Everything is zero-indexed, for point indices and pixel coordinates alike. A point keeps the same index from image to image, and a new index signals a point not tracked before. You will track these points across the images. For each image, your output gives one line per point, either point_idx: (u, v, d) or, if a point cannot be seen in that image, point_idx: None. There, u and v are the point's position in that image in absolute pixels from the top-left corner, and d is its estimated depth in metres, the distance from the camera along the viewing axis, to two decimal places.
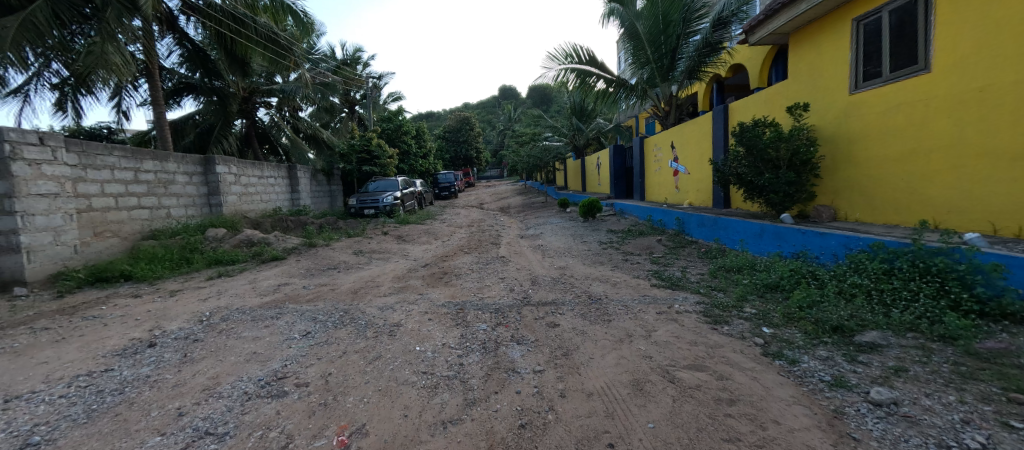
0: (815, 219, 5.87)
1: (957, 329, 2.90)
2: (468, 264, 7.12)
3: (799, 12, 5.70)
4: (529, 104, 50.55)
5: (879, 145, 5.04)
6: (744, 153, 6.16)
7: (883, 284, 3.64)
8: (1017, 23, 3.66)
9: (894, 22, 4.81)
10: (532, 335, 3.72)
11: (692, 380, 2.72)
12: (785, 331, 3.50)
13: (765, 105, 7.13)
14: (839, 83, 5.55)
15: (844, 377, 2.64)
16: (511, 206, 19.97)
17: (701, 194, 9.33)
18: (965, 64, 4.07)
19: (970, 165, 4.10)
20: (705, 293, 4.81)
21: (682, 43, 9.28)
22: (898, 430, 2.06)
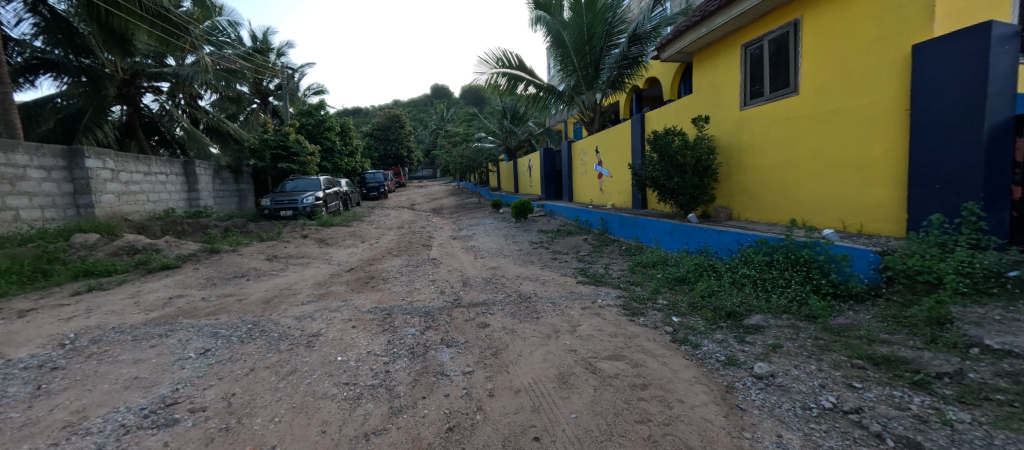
0: (715, 218, 6.62)
1: (818, 309, 3.48)
2: (397, 268, 6.86)
3: (699, 36, 6.39)
4: (461, 104, 50.17)
5: (763, 155, 5.84)
6: (657, 158, 6.74)
7: (766, 273, 4.24)
8: (858, 57, 4.49)
9: (773, 50, 5.63)
10: (462, 336, 3.70)
11: (611, 369, 2.92)
12: (690, 319, 3.91)
13: (674, 116, 7.87)
14: (732, 99, 6.33)
15: (735, 356, 3.03)
16: (444, 206, 19.65)
17: (622, 195, 10.02)
18: (823, 89, 4.90)
19: (827, 173, 4.90)
20: (625, 287, 5.19)
21: (604, 54, 9.87)
22: (774, 398, 2.42)
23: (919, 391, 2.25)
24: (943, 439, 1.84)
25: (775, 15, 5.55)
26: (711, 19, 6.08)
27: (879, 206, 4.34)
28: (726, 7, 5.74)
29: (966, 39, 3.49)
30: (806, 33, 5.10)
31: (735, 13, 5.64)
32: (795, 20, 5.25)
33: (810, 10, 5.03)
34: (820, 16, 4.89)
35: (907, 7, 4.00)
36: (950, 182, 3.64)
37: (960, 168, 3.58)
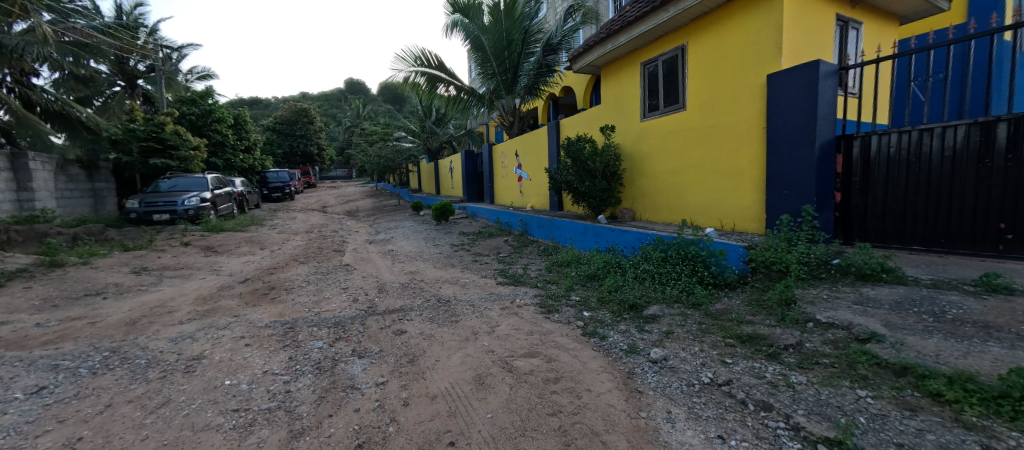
0: (622, 219, 7.23)
1: (702, 297, 4.00)
2: (303, 276, 6.28)
3: (606, 51, 6.91)
4: (378, 101, 47.67)
5: (660, 163, 6.50)
6: (571, 163, 7.16)
7: (662, 268, 4.76)
8: (730, 81, 5.26)
9: (666, 70, 6.32)
10: (376, 346, 3.53)
11: (527, 366, 3.03)
12: (599, 313, 4.22)
13: (585, 124, 8.41)
14: (634, 112, 6.96)
15: (636, 344, 3.34)
16: (360, 208, 18.51)
17: (540, 198, 10.43)
18: (705, 107, 5.63)
19: (709, 180, 5.63)
20: (542, 286, 5.41)
21: (521, 62, 10.14)
22: (665, 379, 2.72)
23: (772, 362, 2.71)
24: (787, 398, 2.23)
25: (667, 39, 6.23)
26: (615, 37, 6.62)
27: (747, 208, 5.12)
28: (627, 28, 6.30)
29: (805, 72, 4.29)
30: (692, 57, 5.82)
31: (635, 33, 6.21)
32: (683, 44, 5.96)
33: (694, 37, 5.75)
34: (702, 44, 5.63)
35: (764, 42, 4.80)
36: (795, 188, 4.44)
37: (802, 177, 4.37)
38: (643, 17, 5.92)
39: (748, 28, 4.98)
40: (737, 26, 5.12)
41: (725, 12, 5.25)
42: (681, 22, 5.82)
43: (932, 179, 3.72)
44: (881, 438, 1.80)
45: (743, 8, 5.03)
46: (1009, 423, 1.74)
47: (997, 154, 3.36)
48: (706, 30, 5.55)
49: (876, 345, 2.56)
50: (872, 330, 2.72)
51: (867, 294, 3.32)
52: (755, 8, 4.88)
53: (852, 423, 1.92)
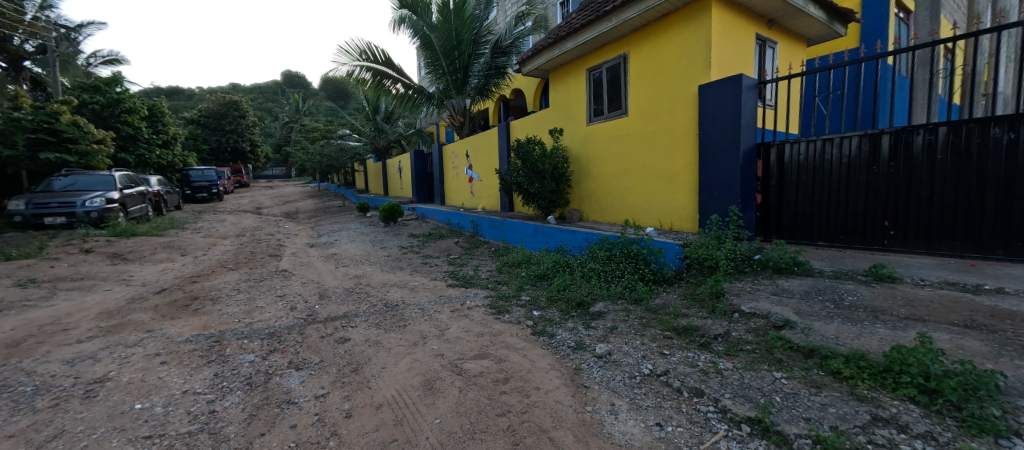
0: (570, 219, 7.42)
1: (643, 293, 4.22)
2: (233, 284, 5.76)
3: (553, 56, 7.05)
4: (319, 96, 45.09)
5: (605, 165, 6.78)
6: (521, 165, 7.26)
7: (607, 266, 4.96)
8: (667, 90, 5.60)
9: (610, 77, 6.60)
10: (316, 356, 3.33)
11: (477, 368, 3.01)
12: (548, 311, 4.30)
13: (534, 126, 8.55)
14: (581, 116, 7.18)
15: (583, 341, 3.45)
16: (299, 210, 17.40)
17: (491, 199, 10.44)
18: (645, 113, 5.96)
19: (650, 182, 5.96)
20: (492, 287, 5.42)
21: (472, 63, 10.11)
22: (610, 372, 2.84)
23: (704, 351, 2.92)
24: (716, 384, 2.42)
25: (610, 47, 6.50)
26: (562, 42, 6.78)
27: (682, 209, 5.49)
28: (574, 34, 6.49)
29: (732, 84, 4.69)
30: (633, 65, 6.12)
31: (580, 40, 6.41)
32: (624, 53, 6.25)
33: (634, 47, 6.06)
34: (642, 53, 5.95)
35: (696, 56, 5.19)
36: (724, 190, 4.83)
37: (729, 180, 4.76)
38: (588, 25, 6.13)
39: (682, 41, 5.34)
40: (673, 39, 5.47)
41: (662, 25, 5.60)
42: (624, 32, 6.11)
43: (832, 182, 4.22)
44: (792, 413, 2.01)
45: (678, 22, 5.39)
46: (892, 393, 2.01)
47: (881, 161, 3.87)
48: (645, 41, 5.87)
49: (789, 331, 2.85)
50: (787, 318, 3.03)
51: (782, 286, 3.70)
52: (689, 23, 5.24)
53: (769, 402, 2.12)
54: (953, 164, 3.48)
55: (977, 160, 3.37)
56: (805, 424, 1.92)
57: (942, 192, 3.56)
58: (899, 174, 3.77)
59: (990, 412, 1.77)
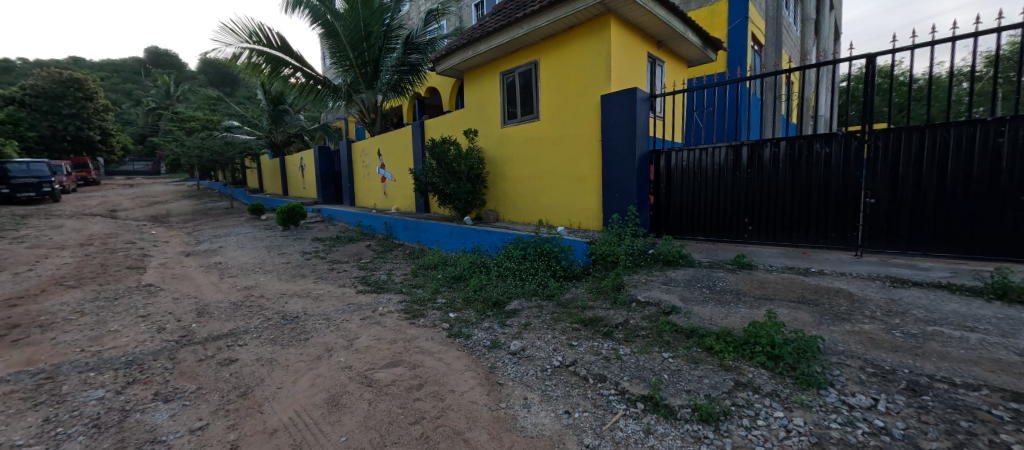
0: (486, 220, 7.44)
1: (554, 289, 4.43)
2: (74, 305, 4.69)
3: (467, 57, 7.01)
4: (198, 80, 39.00)
5: (518, 167, 6.97)
6: (436, 165, 7.16)
7: (521, 264, 5.11)
8: (574, 98, 5.97)
9: (522, 82, 6.81)
10: (194, 383, 2.88)
11: (388, 377, 2.87)
12: (464, 313, 4.29)
13: (449, 126, 8.45)
14: (494, 118, 7.28)
15: (498, 339, 3.50)
16: (173, 212, 14.88)
17: (405, 200, 10.06)
18: (554, 118, 6.28)
19: (559, 184, 6.29)
20: (407, 291, 5.22)
21: (382, 57, 9.66)
22: (523, 368, 2.93)
23: (607, 339, 3.17)
24: (617, 368, 2.65)
25: (522, 53, 6.70)
26: (476, 44, 6.78)
27: (589, 208, 5.90)
28: (487, 37, 6.54)
29: (629, 96, 5.17)
30: (543, 72, 6.38)
31: (494, 43, 6.47)
32: (535, 60, 6.49)
33: (544, 55, 6.34)
34: (550, 62, 6.25)
35: (598, 67, 5.62)
36: (623, 192, 5.31)
37: (627, 182, 5.25)
38: (501, 29, 6.23)
39: (586, 53, 5.73)
40: (579, 51, 5.84)
41: (568, 36, 5.96)
42: (534, 39, 6.33)
43: (706, 185, 4.89)
44: (676, 388, 2.29)
45: (583, 35, 5.77)
46: (750, 361, 2.40)
47: (742, 168, 4.60)
48: (554, 50, 6.17)
49: (675, 316, 3.24)
50: (673, 305, 3.42)
51: (670, 276, 4.18)
52: (592, 37, 5.64)
53: (659, 380, 2.38)
54: (790, 170, 4.27)
55: (805, 167, 4.17)
56: (687, 395, 2.20)
57: (783, 193, 4.34)
58: (755, 179, 4.52)
59: (815, 369, 2.21)
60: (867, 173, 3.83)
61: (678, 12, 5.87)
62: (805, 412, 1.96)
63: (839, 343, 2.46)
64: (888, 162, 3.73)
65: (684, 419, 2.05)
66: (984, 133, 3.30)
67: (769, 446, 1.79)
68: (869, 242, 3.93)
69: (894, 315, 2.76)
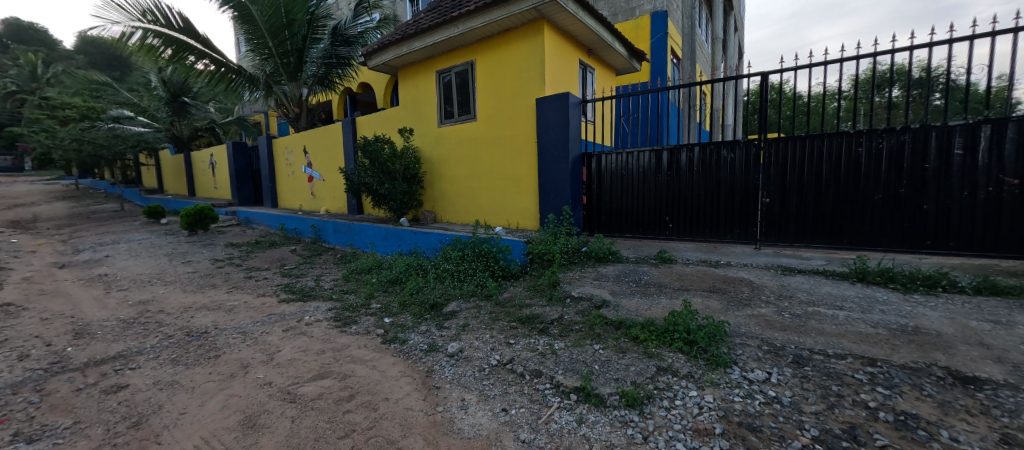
0: (423, 221, 7.26)
1: (493, 289, 4.45)
2: None
3: (401, 53, 6.74)
4: (74, 60, 33.24)
5: (455, 167, 6.90)
6: (369, 164, 6.85)
7: (460, 266, 5.07)
8: (510, 100, 6.04)
9: (458, 81, 6.74)
10: (70, 417, 2.45)
11: (314, 391, 2.68)
12: (400, 317, 4.15)
13: (382, 124, 8.11)
14: (431, 117, 7.13)
15: (435, 342, 3.44)
16: (43, 216, 12.57)
17: (335, 200, 9.48)
18: (491, 119, 6.31)
19: (497, 185, 6.34)
20: (337, 297, 4.92)
21: (307, 48, 9.01)
22: (460, 369, 2.90)
23: (543, 335, 3.26)
24: (552, 362, 2.74)
25: (459, 53, 6.63)
26: (410, 41, 6.56)
27: (526, 209, 6.02)
28: (422, 34, 6.36)
29: (562, 100, 5.37)
30: (480, 73, 6.38)
31: (429, 41, 6.32)
32: (472, 60, 6.47)
33: (480, 56, 6.33)
34: (486, 63, 6.27)
35: (533, 71, 5.75)
36: (558, 193, 5.51)
37: (561, 183, 5.45)
38: (436, 27, 6.10)
39: (522, 56, 5.83)
40: (514, 54, 5.92)
41: (504, 38, 6.01)
42: (470, 39, 6.29)
43: (633, 186, 5.24)
44: (606, 377, 2.42)
45: (518, 38, 5.87)
46: (670, 347, 2.62)
47: (662, 171, 4.98)
48: (491, 52, 6.19)
49: (606, 309, 3.42)
50: (604, 299, 3.62)
51: (602, 272, 4.41)
52: (527, 41, 5.77)
53: (590, 371, 2.50)
54: (703, 173, 4.72)
55: (715, 170, 4.64)
56: (615, 384, 2.34)
57: (697, 194, 4.79)
58: (674, 181, 4.92)
59: (723, 351, 2.47)
60: (763, 175, 4.36)
61: (606, 23, 6.22)
62: (714, 389, 2.18)
63: (741, 326, 2.77)
64: (779, 166, 4.28)
65: (612, 406, 2.17)
66: (848, 142, 3.89)
67: (685, 422, 1.97)
68: (766, 237, 4.47)
69: (784, 298, 3.18)
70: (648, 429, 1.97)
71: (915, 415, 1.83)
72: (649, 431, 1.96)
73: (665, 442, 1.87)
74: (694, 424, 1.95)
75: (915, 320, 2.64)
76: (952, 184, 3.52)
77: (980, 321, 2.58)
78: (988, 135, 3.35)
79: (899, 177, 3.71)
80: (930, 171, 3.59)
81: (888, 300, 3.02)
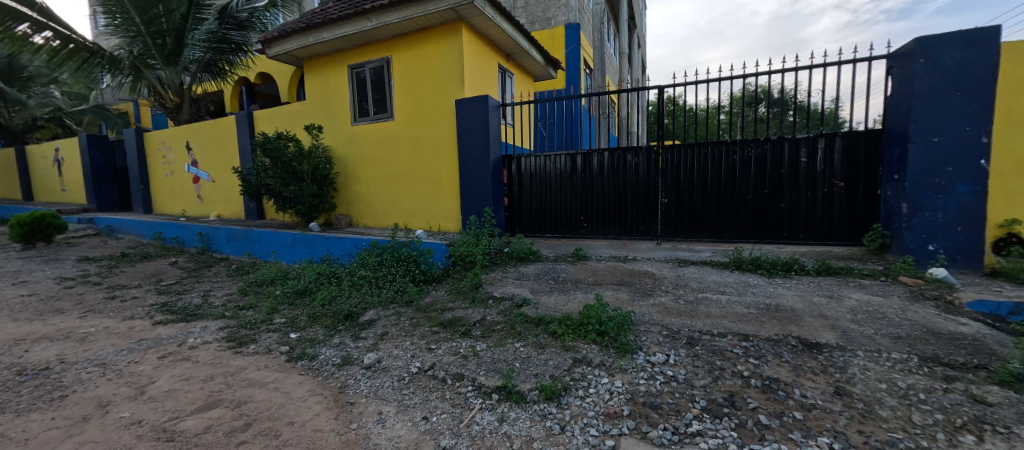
0: (337, 226, 6.76)
1: (414, 294, 4.30)
2: None
3: (306, 43, 6.16)
4: None
5: (370, 168, 6.54)
6: (270, 164, 6.19)
7: (378, 272, 4.82)
8: (429, 100, 5.91)
9: (373, 78, 6.41)
10: None
11: (200, 424, 2.32)
12: (309, 331, 3.80)
13: (285, 119, 7.37)
14: (342, 114, 6.67)
15: (350, 354, 3.22)
16: None
17: (228, 204, 8.39)
18: (409, 119, 6.12)
19: (417, 187, 6.15)
20: (232, 315, 4.34)
21: (189, 29, 7.80)
22: (378, 382, 2.75)
23: (465, 338, 3.23)
24: (474, 364, 2.73)
25: (373, 48, 6.29)
26: (317, 31, 6.02)
27: (448, 211, 5.94)
28: (330, 25, 5.87)
29: (482, 103, 5.40)
30: (396, 71, 6.13)
31: (339, 33, 5.87)
32: (388, 56, 6.18)
33: (396, 53, 6.09)
34: (403, 61, 6.06)
35: (452, 72, 5.70)
36: (480, 194, 5.55)
37: (483, 185, 5.50)
38: (346, 19, 5.71)
39: (441, 57, 5.75)
40: (433, 53, 5.81)
41: (421, 37, 5.86)
42: (385, 35, 6.02)
43: (550, 188, 5.47)
44: (526, 373, 2.49)
45: (436, 38, 5.76)
46: (586, 339, 2.78)
47: (576, 174, 5.28)
48: (408, 49, 5.99)
49: (527, 307, 3.51)
50: (525, 297, 3.71)
51: (522, 271, 4.52)
52: (445, 41, 5.69)
53: (511, 369, 2.55)
54: (611, 176, 5.09)
55: (622, 173, 5.04)
56: (535, 379, 2.42)
57: (607, 195, 5.16)
58: (587, 184, 5.24)
59: (630, 338, 2.70)
60: (661, 178, 4.85)
61: (522, 29, 6.40)
62: (623, 374, 2.36)
63: (645, 314, 3.05)
64: (674, 170, 4.78)
65: (532, 401, 2.24)
66: (726, 150, 4.50)
67: (598, 408, 2.10)
68: (665, 233, 4.97)
69: (680, 287, 3.58)
70: (565, 419, 2.06)
71: (776, 379, 2.19)
72: (566, 421, 2.05)
73: (580, 429, 1.97)
74: (606, 409, 2.09)
75: (776, 299, 3.15)
76: (801, 187, 4.26)
77: (820, 296, 3.17)
78: (823, 147, 4.13)
79: (764, 180, 4.40)
80: (786, 175, 4.30)
81: (758, 284, 3.57)
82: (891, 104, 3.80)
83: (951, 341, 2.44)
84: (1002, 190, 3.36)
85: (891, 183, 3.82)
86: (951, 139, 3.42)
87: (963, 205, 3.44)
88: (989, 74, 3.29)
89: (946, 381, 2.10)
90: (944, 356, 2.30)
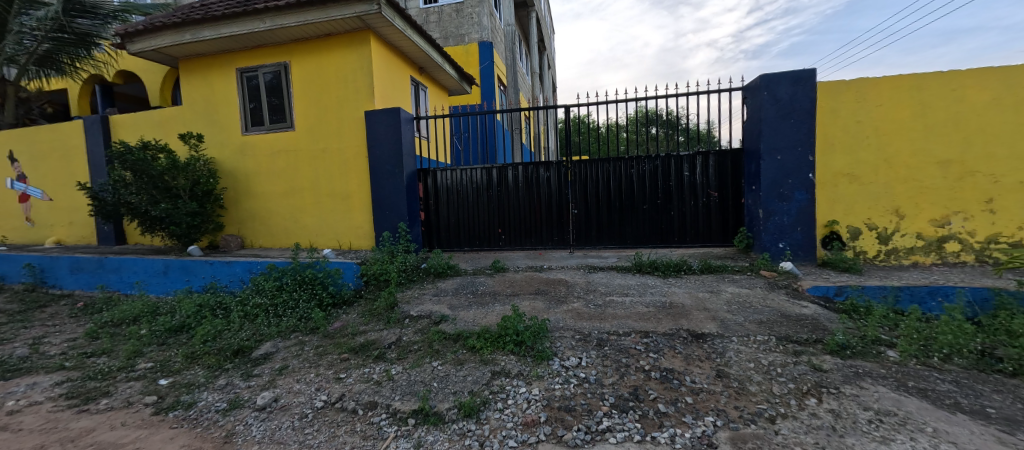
0: (225, 249, 5.93)
1: (319, 320, 3.91)
2: None
3: (181, 41, 5.38)
4: None
5: (266, 182, 5.89)
6: (132, 178, 5.21)
7: (277, 298, 4.31)
8: (334, 111, 5.56)
9: (267, 85, 5.83)
10: None
11: None
12: (186, 374, 3.24)
13: (153, 126, 6.31)
14: (229, 123, 5.94)
15: (238, 396, 2.81)
16: None
17: (72, 228, 6.87)
18: (312, 130, 5.66)
19: (323, 203, 5.69)
20: (75, 364, 3.52)
21: (14, 12, 6.39)
22: (274, 424, 2.43)
23: (378, 362, 3.02)
24: (388, 390, 2.57)
25: (266, 51, 5.73)
26: (195, 28, 5.29)
27: (359, 227, 5.60)
28: (212, 23, 5.20)
29: (392, 115, 5.24)
30: (295, 77, 5.66)
31: (224, 32, 5.23)
32: (285, 62, 5.68)
33: (295, 59, 5.63)
34: (302, 67, 5.62)
35: (359, 83, 5.44)
36: (393, 209, 5.36)
37: (397, 199, 5.31)
38: (233, 17, 5.12)
39: (346, 65, 5.46)
40: (337, 62, 5.50)
41: (324, 43, 5.51)
42: (281, 38, 5.53)
43: (466, 202, 5.47)
44: (444, 392, 2.43)
45: (341, 45, 5.46)
46: (505, 350, 2.81)
47: (494, 186, 5.35)
48: (309, 55, 5.58)
49: (445, 324, 3.42)
50: (442, 314, 3.62)
51: (440, 287, 4.41)
52: (351, 50, 5.43)
53: (427, 391, 2.45)
54: (526, 190, 5.28)
55: (534, 187, 5.25)
56: (453, 397, 2.36)
57: (521, 207, 5.33)
58: (503, 197, 5.35)
59: (545, 346, 2.79)
60: (571, 191, 5.15)
61: (434, 43, 6.37)
62: (539, 382, 2.42)
63: (559, 321, 3.19)
64: (581, 182, 5.13)
65: (451, 421, 2.19)
66: (625, 165, 4.97)
67: (516, 419, 2.12)
68: (577, 241, 5.27)
69: (590, 292, 3.81)
70: (484, 435, 2.04)
71: (670, 369, 2.44)
72: (485, 436, 2.03)
73: (499, 442, 1.97)
74: (524, 418, 2.12)
75: (670, 297, 3.52)
76: (685, 197, 4.86)
77: (703, 292, 3.64)
78: (700, 163, 4.78)
79: (656, 193, 4.93)
80: (673, 188, 4.88)
81: (655, 284, 3.96)
82: (747, 128, 4.56)
83: (797, 322, 2.97)
84: (825, 198, 4.22)
85: (750, 193, 4.56)
86: (790, 157, 4.21)
87: (801, 210, 4.24)
88: (811, 106, 4.13)
89: (796, 355, 2.54)
90: (794, 334, 2.79)
